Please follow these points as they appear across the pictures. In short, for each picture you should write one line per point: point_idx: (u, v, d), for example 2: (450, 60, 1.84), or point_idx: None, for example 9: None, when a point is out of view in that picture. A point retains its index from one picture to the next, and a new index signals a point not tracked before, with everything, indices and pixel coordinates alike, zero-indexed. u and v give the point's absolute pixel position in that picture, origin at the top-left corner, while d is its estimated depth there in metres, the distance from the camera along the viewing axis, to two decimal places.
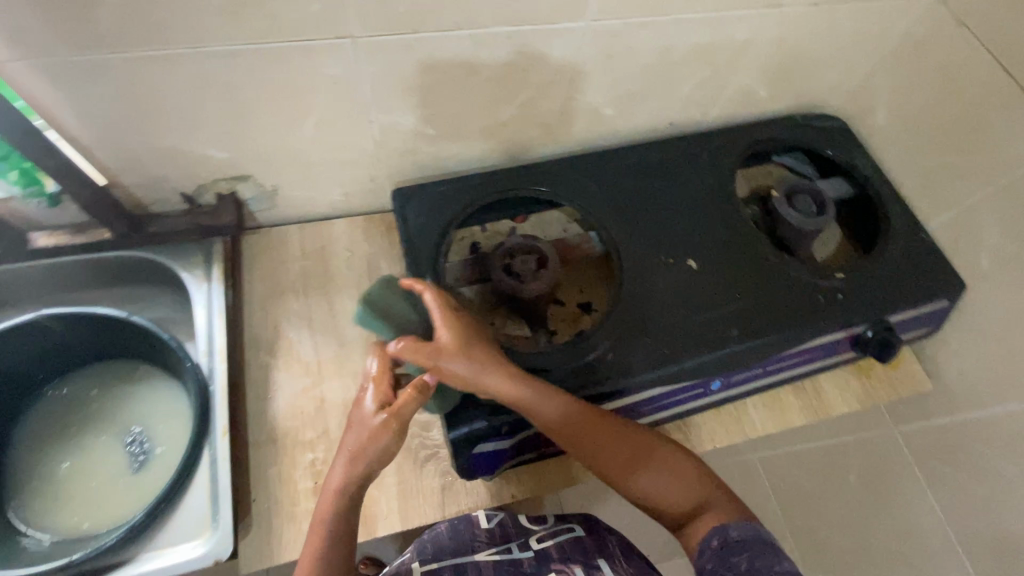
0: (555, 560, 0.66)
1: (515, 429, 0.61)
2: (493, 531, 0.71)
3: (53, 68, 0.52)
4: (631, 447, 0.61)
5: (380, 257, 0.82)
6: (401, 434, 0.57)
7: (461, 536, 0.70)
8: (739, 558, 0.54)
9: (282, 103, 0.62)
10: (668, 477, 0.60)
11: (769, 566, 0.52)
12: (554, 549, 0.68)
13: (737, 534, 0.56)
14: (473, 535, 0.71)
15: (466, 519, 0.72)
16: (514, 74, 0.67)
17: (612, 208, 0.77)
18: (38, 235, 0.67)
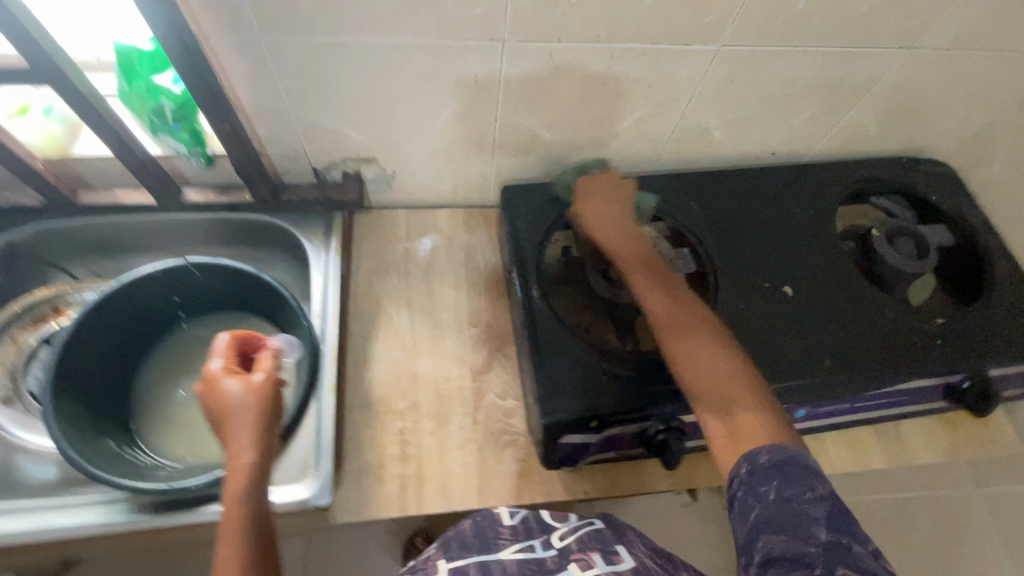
0: (574, 552, 0.56)
1: (605, 424, 0.63)
2: (516, 528, 0.60)
3: (244, 44, 0.58)
4: (708, 342, 0.59)
5: (478, 248, 0.86)
6: (271, 405, 0.54)
7: (486, 533, 0.58)
8: (767, 486, 0.46)
9: (424, 94, 0.68)
10: (732, 384, 0.55)
11: (803, 494, 0.45)
12: (574, 540, 0.58)
13: (767, 459, 0.48)
14: (497, 532, 0.59)
15: (488, 515, 0.61)
16: (639, 89, 0.71)
17: (711, 228, 0.80)
18: (190, 190, 0.75)
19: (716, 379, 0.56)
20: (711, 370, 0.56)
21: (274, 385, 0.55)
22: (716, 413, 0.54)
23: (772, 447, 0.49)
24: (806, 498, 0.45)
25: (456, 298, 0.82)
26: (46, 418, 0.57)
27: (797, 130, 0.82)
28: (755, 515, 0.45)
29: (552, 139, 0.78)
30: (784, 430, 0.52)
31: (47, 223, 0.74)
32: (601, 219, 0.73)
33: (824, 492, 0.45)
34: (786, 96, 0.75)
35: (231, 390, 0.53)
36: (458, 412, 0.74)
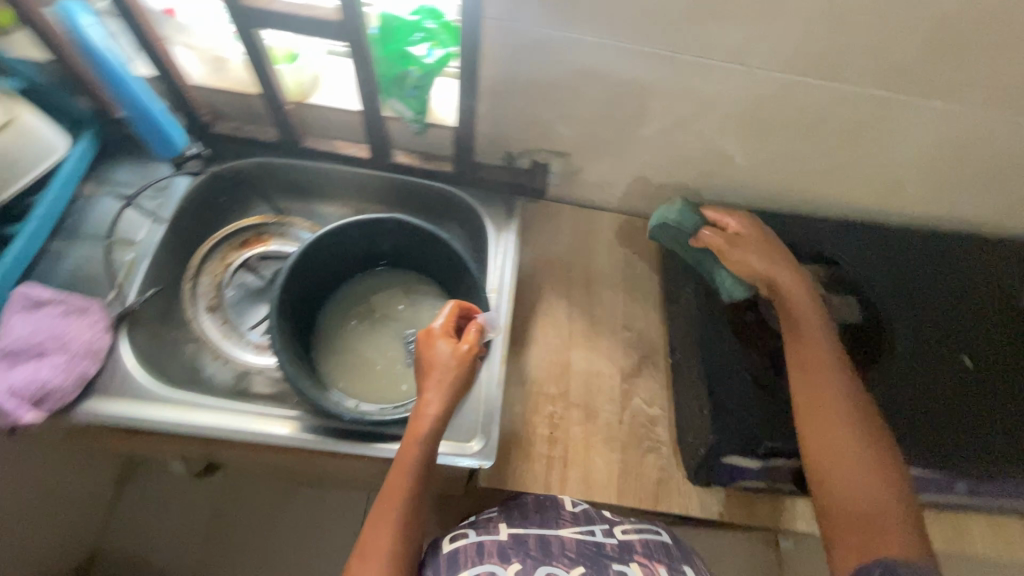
0: (637, 553, 0.60)
1: (771, 454, 0.63)
2: (578, 514, 0.65)
3: (512, 30, 0.63)
4: (858, 451, 0.58)
5: (637, 256, 0.89)
6: (466, 376, 0.62)
7: (548, 513, 0.65)
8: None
9: (646, 103, 0.71)
10: (875, 502, 0.56)
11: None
12: (639, 542, 0.62)
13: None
14: (559, 515, 0.65)
15: (554, 498, 0.67)
16: (855, 133, 0.71)
17: (885, 283, 0.79)
18: (398, 153, 0.81)
19: (867, 490, 0.57)
20: (857, 482, 0.57)
21: (473, 358, 0.63)
22: (853, 524, 0.56)
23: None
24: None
25: (612, 299, 0.84)
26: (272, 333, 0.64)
27: (993, 202, 0.80)
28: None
29: (743, 165, 0.79)
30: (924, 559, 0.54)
31: (270, 160, 0.81)
32: (751, 266, 0.71)
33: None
34: (998, 165, 0.73)
35: (446, 352, 0.61)
36: (605, 408, 0.76)
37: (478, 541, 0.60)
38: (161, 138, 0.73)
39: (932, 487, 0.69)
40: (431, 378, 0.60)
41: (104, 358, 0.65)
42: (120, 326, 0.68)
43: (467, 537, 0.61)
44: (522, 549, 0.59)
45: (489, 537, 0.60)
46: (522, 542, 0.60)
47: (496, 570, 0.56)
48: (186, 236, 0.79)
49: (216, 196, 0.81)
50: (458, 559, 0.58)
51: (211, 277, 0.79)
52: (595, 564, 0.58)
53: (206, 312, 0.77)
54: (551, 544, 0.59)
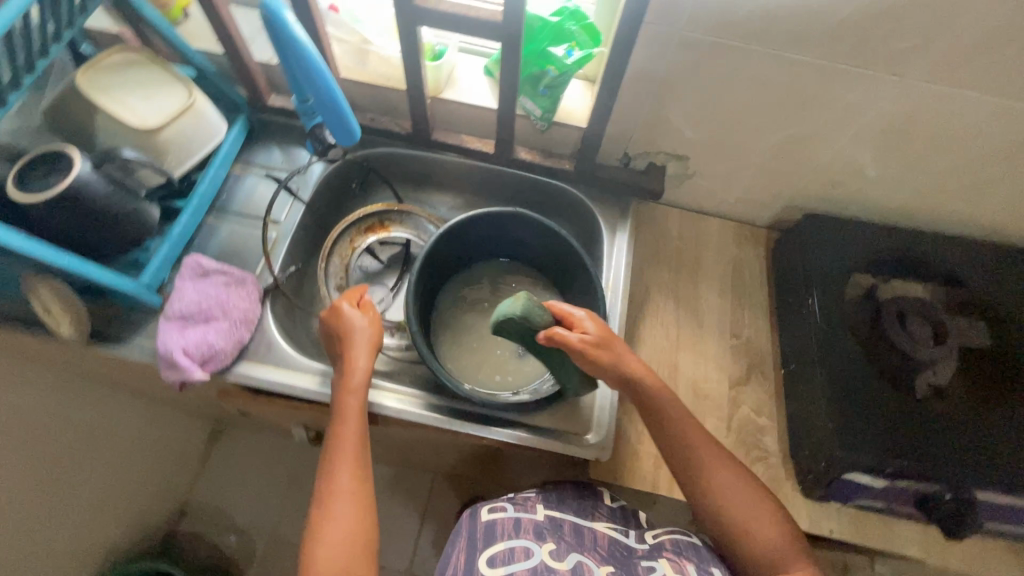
0: (667, 549, 0.57)
1: (898, 476, 0.64)
2: (614, 509, 0.63)
3: (658, 35, 0.64)
4: (744, 484, 0.59)
5: (745, 264, 0.88)
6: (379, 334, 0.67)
7: (585, 500, 0.63)
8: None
9: (781, 111, 0.70)
10: (773, 537, 0.56)
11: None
12: (668, 541, 0.58)
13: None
14: (596, 504, 0.63)
15: (591, 488, 0.66)
16: (1006, 152, 0.68)
17: (1018, 308, 0.76)
18: (520, 150, 0.83)
19: (750, 536, 0.57)
20: (752, 515, 0.58)
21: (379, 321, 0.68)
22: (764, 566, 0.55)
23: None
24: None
25: (719, 306, 0.84)
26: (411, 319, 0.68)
27: None
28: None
29: (874, 177, 0.77)
30: None
31: (397, 151, 0.85)
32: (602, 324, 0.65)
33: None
34: None
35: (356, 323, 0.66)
36: (712, 414, 0.76)
37: (513, 515, 0.59)
38: (343, 128, 0.71)
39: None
40: (350, 345, 0.65)
41: (255, 326, 0.71)
42: (267, 297, 0.74)
43: (503, 511, 0.59)
44: (557, 531, 0.58)
45: (526, 514, 0.59)
46: (556, 523, 0.59)
47: (531, 546, 0.55)
48: (319, 218, 0.85)
49: (346, 182, 0.87)
50: (495, 530, 0.57)
51: (339, 259, 0.84)
52: (625, 564, 0.56)
53: (335, 290, 0.82)
54: (584, 534, 0.58)
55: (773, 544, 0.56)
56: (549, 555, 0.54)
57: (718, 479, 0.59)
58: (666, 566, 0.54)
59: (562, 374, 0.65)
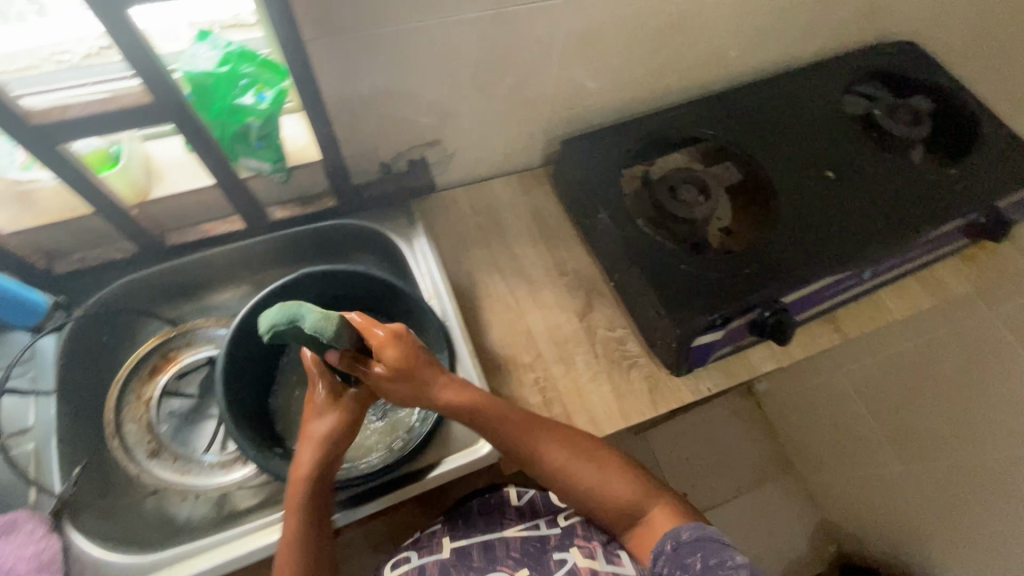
0: (578, 535, 0.65)
1: (728, 320, 0.72)
2: (522, 507, 0.71)
3: (337, 44, 0.60)
4: (568, 438, 0.62)
5: (540, 206, 0.91)
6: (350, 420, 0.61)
7: (491, 512, 0.71)
8: (691, 560, 0.53)
9: (491, 64, 0.71)
10: (614, 478, 0.61)
11: (724, 563, 0.51)
12: (578, 523, 0.67)
13: (689, 537, 0.55)
14: (503, 512, 0.71)
15: (497, 495, 0.73)
16: (674, 23, 0.77)
17: (751, 138, 0.88)
18: (274, 209, 0.75)
19: (587, 485, 0.61)
20: (589, 468, 0.61)
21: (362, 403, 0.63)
22: (622, 512, 0.60)
23: (694, 527, 0.56)
24: (730, 565, 0.51)
25: (537, 254, 0.87)
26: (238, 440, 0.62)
27: (796, 37, 0.92)
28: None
29: (596, 86, 0.83)
30: (681, 509, 0.61)
31: (135, 275, 0.72)
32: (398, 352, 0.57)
33: (742, 558, 0.51)
34: (788, 4, 0.84)
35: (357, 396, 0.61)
36: (578, 352, 0.79)
37: (421, 565, 0.66)
38: (19, 304, 0.64)
39: (842, 283, 0.79)
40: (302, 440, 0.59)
41: (63, 562, 0.58)
42: (61, 520, 0.60)
43: (409, 562, 0.67)
44: (466, 561, 0.65)
45: (431, 559, 0.66)
46: (466, 554, 0.66)
47: None
48: (82, 394, 0.70)
49: (94, 337, 0.72)
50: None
51: (136, 422, 0.71)
52: (539, 561, 0.63)
53: (150, 459, 0.70)
54: (495, 548, 0.65)
55: (607, 488, 0.60)
56: None
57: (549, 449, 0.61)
58: (578, 554, 0.63)
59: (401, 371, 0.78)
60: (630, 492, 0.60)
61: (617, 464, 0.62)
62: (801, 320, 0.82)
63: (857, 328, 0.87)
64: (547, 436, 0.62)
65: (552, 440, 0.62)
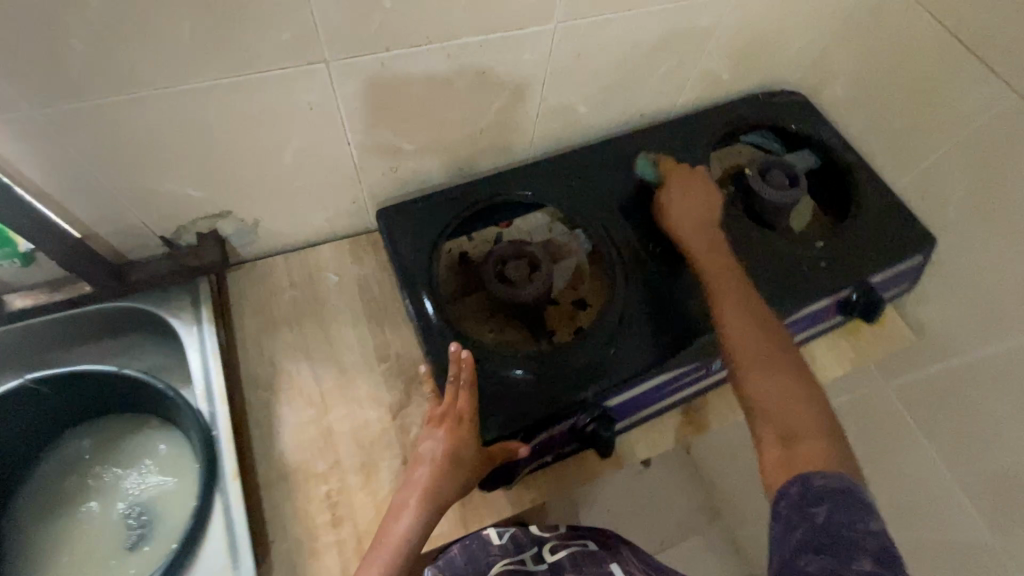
0: (567, 571, 0.63)
1: (532, 433, 0.64)
2: (506, 546, 0.66)
3: (22, 125, 0.50)
4: (779, 346, 0.61)
5: (371, 277, 0.81)
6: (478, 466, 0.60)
7: (478, 557, 0.64)
8: (818, 509, 0.49)
9: (257, 133, 0.61)
10: (786, 402, 0.57)
11: (853, 525, 0.48)
12: (566, 557, 0.65)
13: (819, 484, 0.50)
14: (488, 553, 0.65)
15: (478, 538, 0.65)
16: (490, 81, 0.67)
17: (598, 206, 0.79)
18: (14, 297, 0.65)
19: (767, 402, 0.58)
20: (771, 385, 0.58)
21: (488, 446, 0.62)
22: (814, 439, 0.54)
23: (830, 475, 0.51)
24: (859, 530, 0.47)
25: (358, 335, 0.76)
26: None
27: (659, 88, 0.82)
28: (799, 536, 0.48)
29: (416, 149, 0.73)
30: (837, 456, 0.53)
31: None
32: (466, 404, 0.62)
33: (877, 526, 0.48)
34: (636, 57, 0.74)
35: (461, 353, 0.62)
36: (384, 457, 0.69)
37: None
38: None
39: (678, 381, 0.71)
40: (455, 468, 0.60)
41: None
42: None
43: None
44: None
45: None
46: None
47: None
48: None
49: None
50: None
51: None
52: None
53: None
54: None
55: (800, 400, 0.57)
56: None
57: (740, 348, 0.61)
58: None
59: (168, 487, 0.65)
60: (805, 395, 0.58)
61: (803, 383, 0.59)
62: (632, 421, 0.73)
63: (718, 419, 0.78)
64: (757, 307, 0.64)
65: (758, 328, 0.63)
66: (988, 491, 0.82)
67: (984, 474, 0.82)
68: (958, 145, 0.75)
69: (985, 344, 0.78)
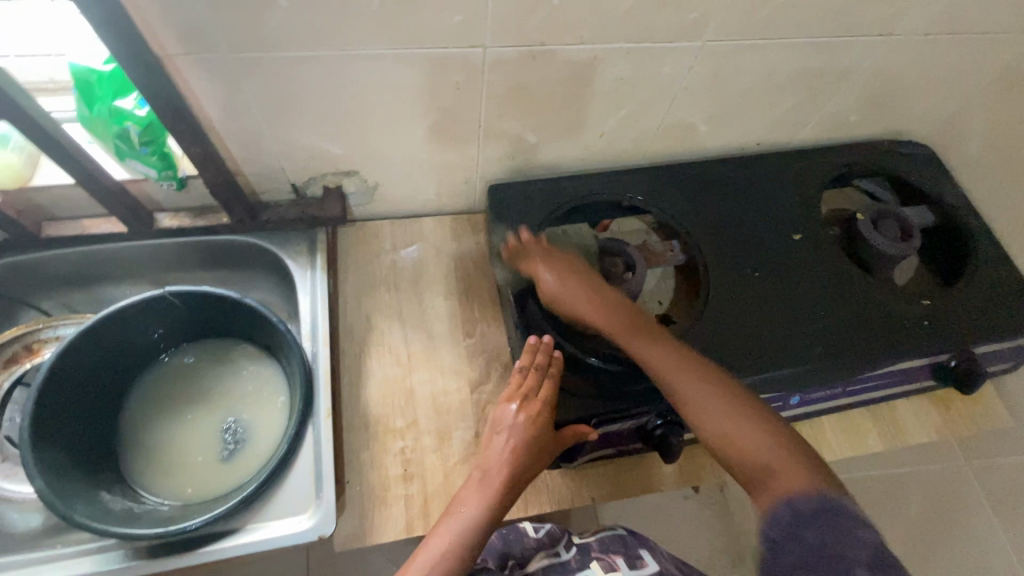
0: (596, 551, 0.62)
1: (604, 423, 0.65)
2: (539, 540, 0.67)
3: (213, 64, 0.55)
4: (684, 375, 0.59)
5: (467, 255, 0.84)
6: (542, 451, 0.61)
7: (510, 544, 0.67)
8: (806, 530, 0.48)
9: (403, 103, 0.65)
10: (740, 427, 0.56)
11: (849, 542, 0.46)
12: (596, 542, 0.63)
13: (806, 509, 0.50)
14: (521, 544, 0.67)
15: (514, 529, 0.69)
16: (624, 88, 0.69)
17: (700, 221, 0.79)
18: (163, 216, 0.72)
19: (738, 438, 0.56)
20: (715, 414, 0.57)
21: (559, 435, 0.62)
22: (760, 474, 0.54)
23: (808, 495, 0.51)
24: (852, 545, 0.46)
25: (448, 308, 0.80)
26: (28, 468, 0.56)
27: (783, 120, 0.82)
28: (795, 560, 0.47)
29: (537, 142, 0.76)
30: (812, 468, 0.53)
31: (14, 259, 0.70)
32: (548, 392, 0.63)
33: (867, 538, 0.47)
34: (770, 86, 0.74)
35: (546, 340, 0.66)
36: (457, 426, 0.72)
37: None
38: None
39: None
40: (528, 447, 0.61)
41: None
42: None
43: None
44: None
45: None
46: None
47: None
48: None
49: None
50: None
51: None
52: None
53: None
54: None
55: (767, 436, 0.55)
56: None
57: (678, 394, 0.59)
58: (600, 567, 0.58)
59: (264, 416, 0.71)
60: (771, 431, 0.56)
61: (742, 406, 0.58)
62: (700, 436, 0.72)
63: None
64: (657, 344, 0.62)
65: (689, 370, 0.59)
66: None
67: None
68: None
69: None
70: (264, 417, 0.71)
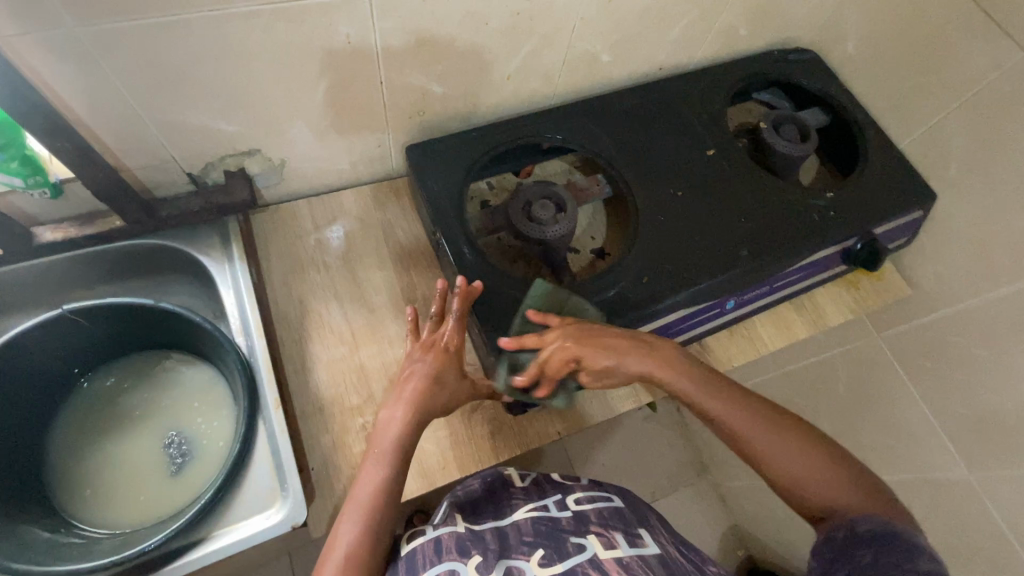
0: (594, 522, 0.56)
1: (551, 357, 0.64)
2: (528, 489, 0.63)
3: (61, 43, 0.49)
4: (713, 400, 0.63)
5: (394, 221, 0.82)
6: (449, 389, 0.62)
7: (497, 493, 0.62)
8: (862, 550, 0.50)
9: (292, 65, 0.60)
10: (794, 463, 0.59)
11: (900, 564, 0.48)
12: (594, 513, 0.58)
13: (865, 528, 0.52)
14: (509, 493, 0.63)
15: (502, 478, 0.65)
16: (522, 23, 0.68)
17: (620, 149, 0.80)
18: (44, 230, 0.65)
19: (814, 486, 0.58)
20: (775, 450, 0.60)
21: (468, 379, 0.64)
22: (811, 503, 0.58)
23: (871, 519, 0.53)
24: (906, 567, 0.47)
25: (385, 278, 0.78)
26: None
27: (681, 40, 0.84)
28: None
29: (444, 92, 0.73)
30: (855, 487, 0.57)
31: None
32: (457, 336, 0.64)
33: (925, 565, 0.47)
34: (664, 6, 0.75)
35: (473, 286, 0.64)
36: None
37: (435, 537, 0.54)
38: None
39: (695, 316, 0.75)
40: (437, 389, 0.61)
41: None
42: None
43: (422, 535, 0.55)
44: (481, 541, 0.53)
45: (447, 531, 0.54)
46: (480, 534, 0.54)
47: (458, 565, 0.50)
48: None
49: None
50: (416, 560, 0.52)
51: None
52: (553, 540, 0.53)
53: None
54: (508, 534, 0.54)
55: (827, 471, 0.58)
56: (477, 569, 0.49)
57: (749, 437, 0.61)
58: (597, 542, 0.52)
59: (208, 422, 0.67)
60: (830, 460, 0.59)
61: (793, 439, 0.60)
62: None
63: (728, 360, 0.82)
64: (719, 396, 0.63)
65: (762, 416, 0.62)
66: (970, 429, 0.85)
67: (973, 413, 0.84)
68: (966, 101, 0.78)
69: (976, 292, 0.82)
70: (207, 424, 0.67)
